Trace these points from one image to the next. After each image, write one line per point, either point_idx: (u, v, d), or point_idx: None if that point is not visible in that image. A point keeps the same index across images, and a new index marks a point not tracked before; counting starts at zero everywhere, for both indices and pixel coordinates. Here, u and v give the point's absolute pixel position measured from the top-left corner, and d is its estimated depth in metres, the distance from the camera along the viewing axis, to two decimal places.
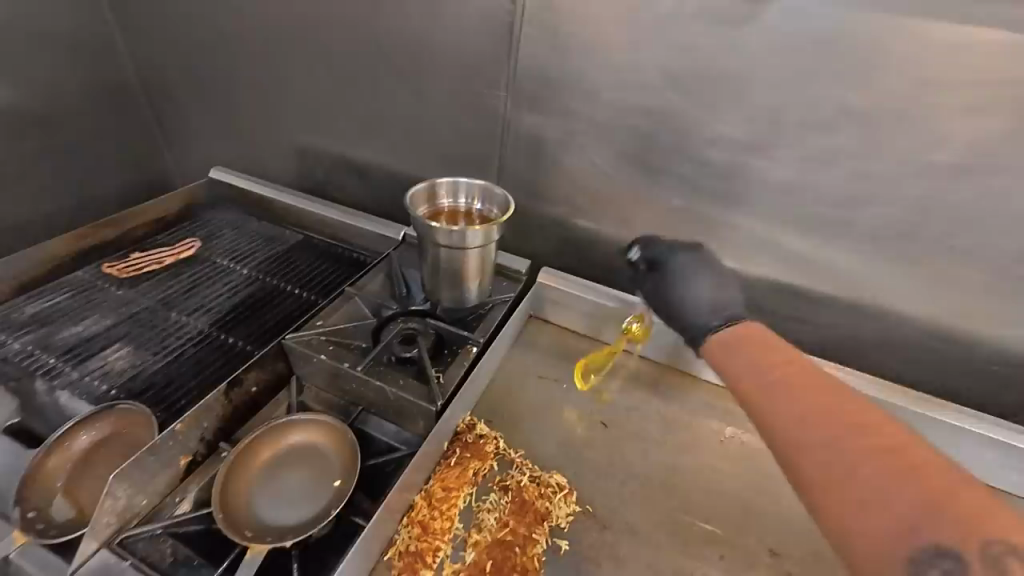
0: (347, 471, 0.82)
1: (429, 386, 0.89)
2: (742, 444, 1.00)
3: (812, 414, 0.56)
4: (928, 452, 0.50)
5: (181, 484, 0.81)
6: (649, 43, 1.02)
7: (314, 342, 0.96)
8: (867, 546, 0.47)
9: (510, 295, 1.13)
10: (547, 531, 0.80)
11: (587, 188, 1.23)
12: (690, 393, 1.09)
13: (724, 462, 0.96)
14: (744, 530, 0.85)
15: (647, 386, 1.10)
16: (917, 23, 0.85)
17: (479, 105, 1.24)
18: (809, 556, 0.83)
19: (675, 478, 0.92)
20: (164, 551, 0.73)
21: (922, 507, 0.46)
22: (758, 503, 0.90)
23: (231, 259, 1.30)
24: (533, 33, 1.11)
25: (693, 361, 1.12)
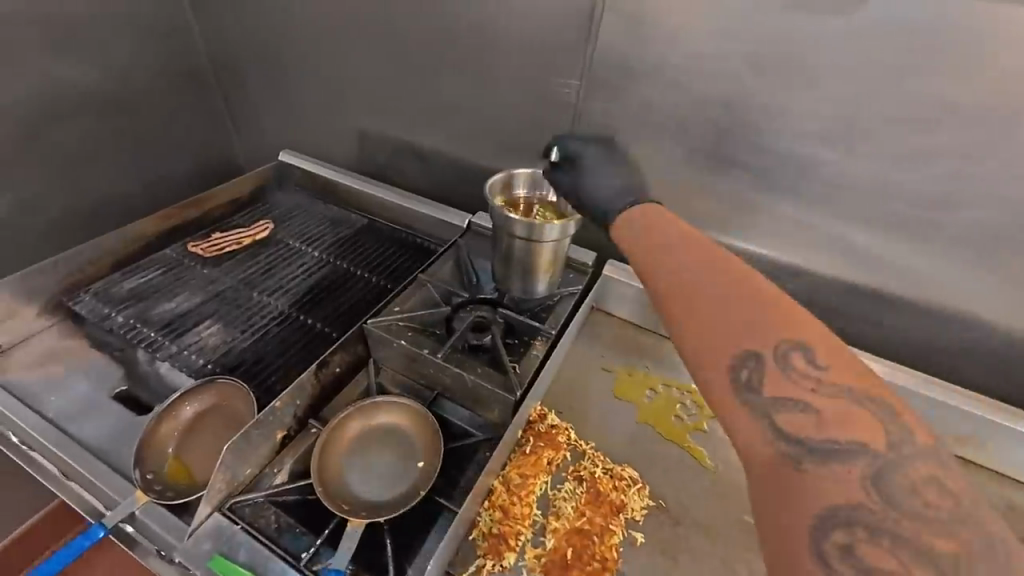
0: (431, 454, 0.86)
1: (506, 375, 0.91)
2: None
3: (695, 261, 0.65)
4: (760, 290, 0.59)
5: (277, 457, 0.86)
6: (737, 31, 0.97)
7: (393, 327, 1.00)
8: (707, 357, 0.57)
9: (578, 288, 1.14)
10: (622, 523, 0.82)
11: (657, 181, 1.21)
12: None
13: None
14: None
15: None
16: None
17: (550, 93, 1.23)
18: None
19: (746, 478, 0.92)
20: (268, 517, 0.79)
21: (747, 326, 0.56)
22: None
23: (302, 242, 1.35)
24: (613, 21, 1.08)
25: None
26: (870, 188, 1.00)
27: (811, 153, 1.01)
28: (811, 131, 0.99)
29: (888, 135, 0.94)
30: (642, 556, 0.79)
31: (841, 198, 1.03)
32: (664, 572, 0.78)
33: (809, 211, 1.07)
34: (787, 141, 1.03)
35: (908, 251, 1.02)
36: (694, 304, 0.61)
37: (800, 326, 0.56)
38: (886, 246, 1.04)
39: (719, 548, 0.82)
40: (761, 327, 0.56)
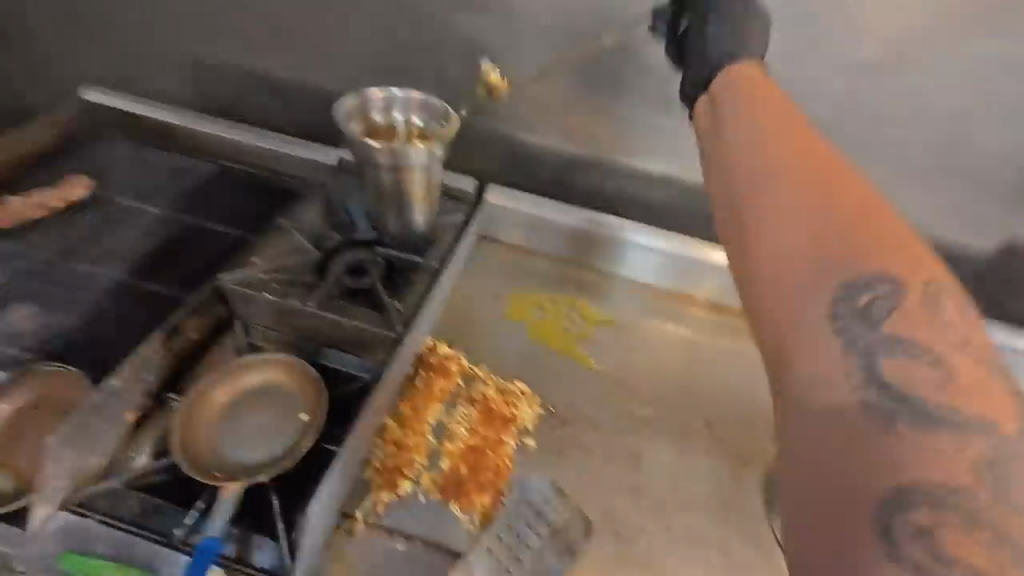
0: (313, 407, 0.81)
1: (387, 314, 0.87)
2: (684, 338, 1.09)
3: (799, 169, 0.59)
4: (907, 239, 0.54)
5: (133, 439, 0.77)
6: None
7: (255, 282, 0.89)
8: (771, 273, 0.55)
9: (460, 217, 1.10)
10: (515, 433, 0.87)
11: (532, 99, 1.19)
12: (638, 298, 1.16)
13: (667, 353, 1.06)
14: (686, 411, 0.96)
15: (598, 295, 1.15)
16: None
17: (414, 10, 1.16)
18: (739, 423, 0.96)
19: (626, 374, 1.01)
20: (131, 503, 0.72)
21: (856, 240, 0.53)
22: (697, 386, 1.01)
23: (136, 199, 1.14)
24: None
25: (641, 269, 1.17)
26: None
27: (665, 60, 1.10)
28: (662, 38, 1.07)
29: None
30: (536, 458, 0.85)
31: None
32: (557, 467, 0.85)
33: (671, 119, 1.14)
34: (645, 48, 1.10)
35: None
36: (801, 216, 0.56)
37: (841, 241, 0.54)
38: None
39: (603, 437, 0.90)
40: (890, 255, 0.53)
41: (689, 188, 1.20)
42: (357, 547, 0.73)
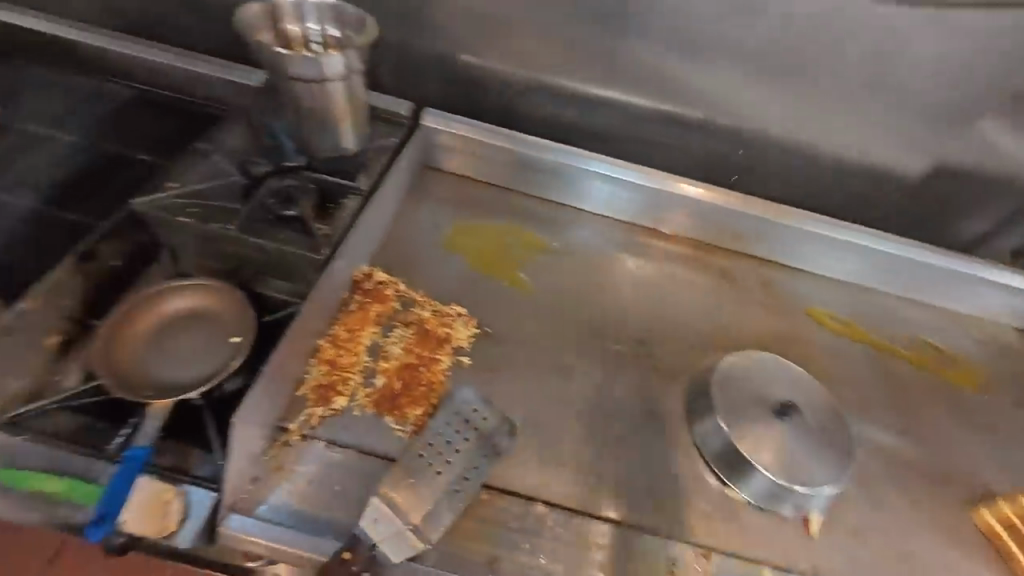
0: (240, 328, 0.81)
1: (313, 237, 0.86)
2: (620, 265, 1.11)
3: None
4: None
5: (60, 363, 0.77)
6: None
7: (174, 207, 0.87)
8: None
9: (394, 141, 1.06)
10: (450, 351, 0.90)
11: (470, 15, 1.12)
12: (578, 226, 1.16)
13: (602, 279, 1.08)
14: (617, 331, 1.00)
15: (540, 224, 1.15)
16: None
17: None
18: (668, 341, 1.01)
19: (561, 298, 1.04)
20: (60, 424, 0.72)
21: None
22: (629, 307, 1.05)
23: (46, 126, 1.07)
24: None
25: (582, 195, 1.18)
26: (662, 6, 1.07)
27: None
28: None
29: None
30: (469, 373, 0.88)
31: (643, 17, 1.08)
32: (488, 383, 0.88)
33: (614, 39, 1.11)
34: None
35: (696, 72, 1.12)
36: None
37: None
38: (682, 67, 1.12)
39: (536, 355, 0.93)
40: None
41: (635, 114, 1.19)
42: (293, 455, 0.77)
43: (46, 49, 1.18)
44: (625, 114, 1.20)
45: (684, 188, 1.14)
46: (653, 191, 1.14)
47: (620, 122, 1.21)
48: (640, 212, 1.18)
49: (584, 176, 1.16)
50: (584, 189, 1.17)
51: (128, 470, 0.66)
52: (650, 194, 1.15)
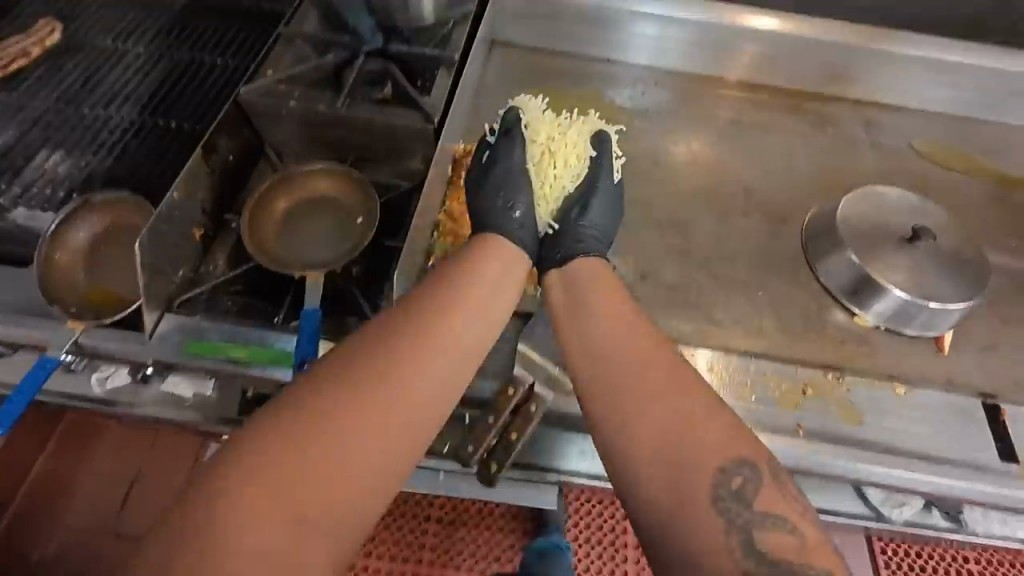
0: (369, 207, 0.84)
1: (421, 108, 0.84)
2: (741, 118, 1.10)
3: None
4: None
5: (210, 254, 0.82)
6: None
7: (274, 91, 0.85)
8: None
9: (469, 8, 0.99)
10: (563, 216, 0.90)
11: None
12: (711, 93, 1.12)
13: (739, 132, 1.08)
14: (758, 185, 1.00)
15: (673, 96, 1.11)
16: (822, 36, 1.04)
17: None
18: (800, 193, 1.00)
19: (720, 147, 1.05)
20: (227, 306, 0.77)
21: None
22: (747, 153, 1.05)
23: (115, 40, 1.05)
24: None
25: (717, 53, 1.10)
26: None
27: None
28: None
29: None
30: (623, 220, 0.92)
31: None
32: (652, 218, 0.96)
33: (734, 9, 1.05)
34: None
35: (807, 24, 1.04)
36: None
37: None
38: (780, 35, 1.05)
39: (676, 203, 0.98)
40: None
41: None
42: None
43: None
44: None
45: (747, 18, 1.05)
46: (709, 25, 1.05)
47: None
48: (696, 54, 1.11)
49: (623, 27, 1.08)
50: (603, 33, 1.10)
51: (309, 326, 0.71)
52: (706, 28, 1.06)
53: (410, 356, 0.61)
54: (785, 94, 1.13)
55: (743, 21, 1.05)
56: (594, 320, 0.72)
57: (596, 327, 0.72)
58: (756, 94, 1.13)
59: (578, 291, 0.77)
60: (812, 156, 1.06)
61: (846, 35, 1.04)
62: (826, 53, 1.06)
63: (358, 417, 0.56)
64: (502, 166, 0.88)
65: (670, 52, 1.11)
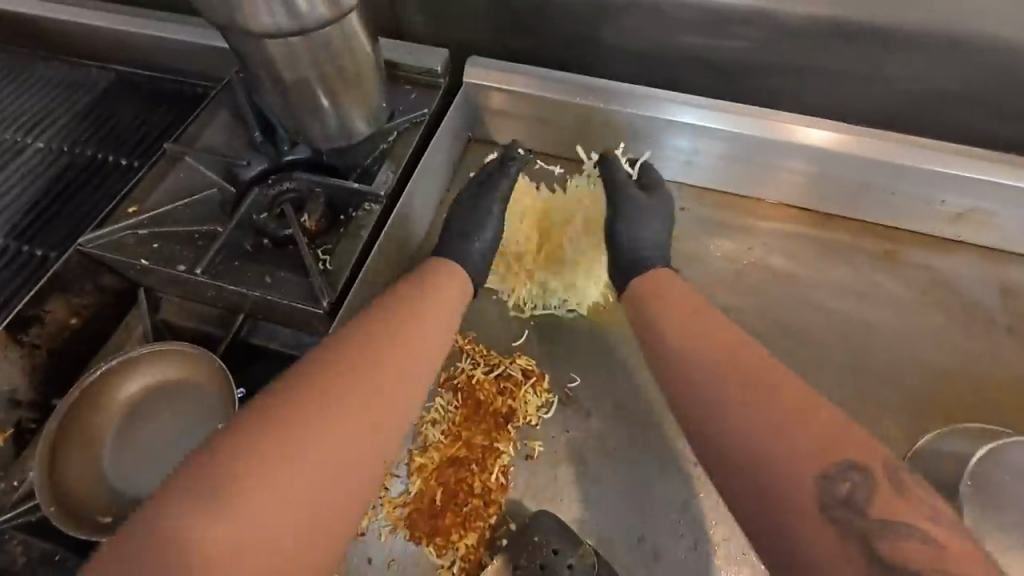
0: (229, 411, 0.59)
1: (312, 278, 0.60)
2: (802, 264, 0.76)
3: None
4: None
5: (19, 461, 0.61)
6: None
7: (130, 243, 0.64)
8: None
9: (423, 112, 0.74)
10: (512, 435, 0.61)
11: None
12: (761, 224, 0.80)
13: (803, 288, 0.74)
14: (820, 384, 0.67)
15: (703, 225, 0.80)
16: (926, 166, 0.71)
17: None
18: (887, 401, 0.66)
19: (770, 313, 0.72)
20: (12, 553, 0.56)
21: None
22: (808, 325, 0.72)
23: (14, 131, 0.89)
24: None
25: (772, 173, 0.78)
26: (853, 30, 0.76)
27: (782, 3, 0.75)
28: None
29: None
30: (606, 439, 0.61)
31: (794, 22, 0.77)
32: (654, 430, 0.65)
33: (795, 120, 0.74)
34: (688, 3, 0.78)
35: (898, 148, 0.72)
36: None
37: None
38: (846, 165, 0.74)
39: None
40: None
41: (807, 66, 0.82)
42: None
43: (11, 34, 0.98)
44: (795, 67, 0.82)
45: (802, 130, 0.74)
46: (748, 139, 0.75)
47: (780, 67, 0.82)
48: (738, 172, 0.79)
49: (634, 133, 0.79)
50: (609, 139, 0.81)
51: None
52: (743, 143, 0.76)
53: (387, 358, 0.52)
54: (869, 231, 0.79)
55: (797, 135, 0.73)
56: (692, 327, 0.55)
57: (694, 348, 0.53)
58: (826, 229, 0.79)
59: (665, 302, 0.59)
60: (909, 332, 0.71)
61: (955, 168, 0.71)
62: (935, 180, 0.72)
63: (334, 392, 0.47)
64: (460, 227, 0.68)
65: (700, 167, 0.81)
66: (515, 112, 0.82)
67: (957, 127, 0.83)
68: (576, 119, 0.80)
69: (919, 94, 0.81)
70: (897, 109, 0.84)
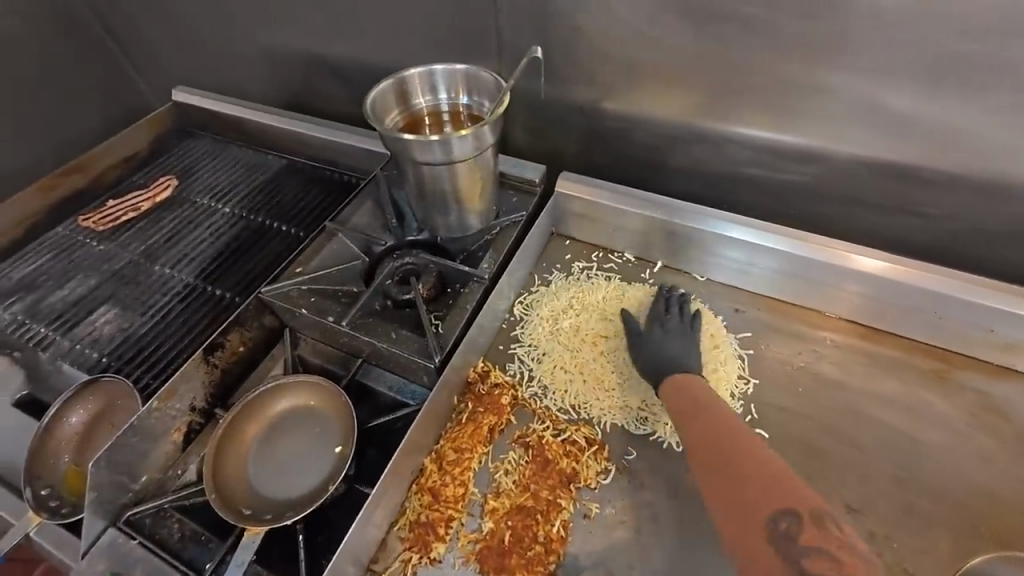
0: (348, 437, 0.74)
1: (427, 338, 0.76)
2: (849, 373, 0.83)
3: None
4: None
5: (184, 455, 0.77)
6: (664, 10, 0.84)
7: (295, 294, 0.84)
8: None
9: (522, 214, 0.93)
10: (573, 493, 0.70)
11: (633, 91, 0.97)
12: (812, 332, 0.88)
13: (846, 393, 0.81)
14: (862, 488, 0.72)
15: (755, 326, 0.89)
16: (970, 298, 0.78)
17: None
18: (935, 515, 0.69)
19: (813, 416, 0.79)
20: (172, 527, 0.71)
21: None
22: (854, 431, 0.77)
23: (212, 198, 1.18)
24: (519, 6, 0.94)
25: (819, 289, 0.88)
26: (889, 172, 0.88)
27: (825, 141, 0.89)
28: (803, 143, 0.91)
29: (881, 117, 0.83)
30: (656, 510, 0.69)
31: (835, 160, 0.91)
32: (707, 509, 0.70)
33: (842, 245, 0.86)
34: (741, 142, 0.95)
35: (939, 278, 0.81)
36: None
37: None
38: (894, 289, 0.82)
39: None
40: None
41: (851, 196, 0.94)
42: None
43: (218, 126, 1.32)
44: (839, 197, 0.95)
45: (857, 257, 0.84)
46: (802, 260, 0.85)
47: (826, 196, 0.96)
48: (788, 283, 0.90)
49: (696, 241, 0.93)
50: (674, 245, 0.95)
51: None
52: (794, 262, 0.87)
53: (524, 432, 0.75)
54: (920, 350, 0.84)
55: (835, 256, 0.84)
56: (698, 412, 0.68)
57: (708, 424, 0.66)
58: (877, 345, 0.86)
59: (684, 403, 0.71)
60: (962, 454, 0.74)
61: (1002, 302, 0.77)
62: (979, 312, 0.78)
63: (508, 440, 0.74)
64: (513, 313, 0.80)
65: (756, 277, 0.92)
66: (593, 216, 0.98)
67: (1000, 262, 0.91)
68: (645, 227, 0.95)
69: (956, 228, 0.90)
70: (936, 237, 0.93)
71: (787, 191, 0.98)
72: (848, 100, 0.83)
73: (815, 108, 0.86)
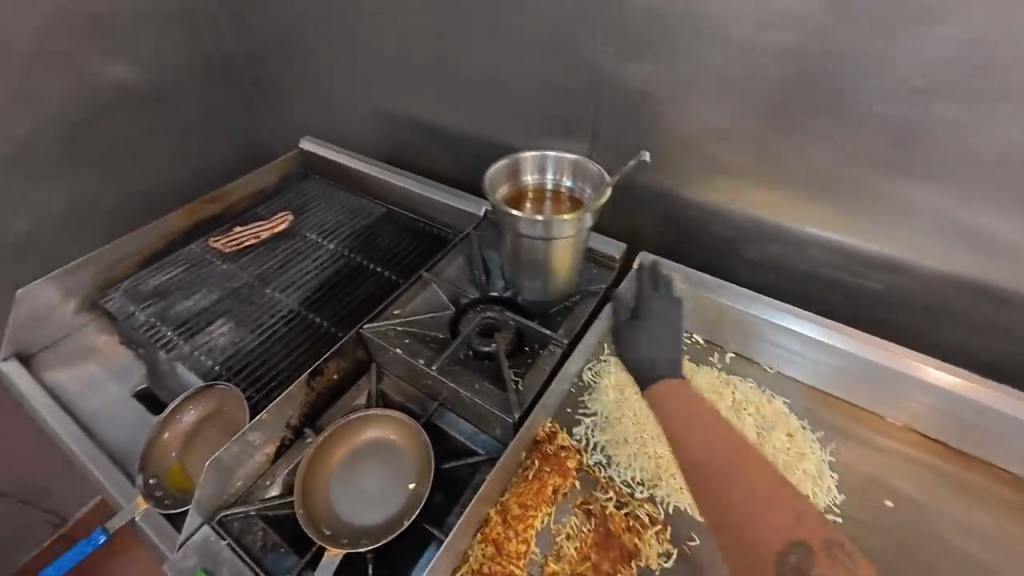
0: (422, 477, 0.79)
1: (507, 393, 0.82)
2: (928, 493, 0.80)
3: None
4: None
5: (272, 468, 0.85)
6: (755, 121, 0.93)
7: (391, 334, 0.93)
8: None
9: (602, 287, 1.00)
10: (633, 571, 0.72)
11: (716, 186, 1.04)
12: (888, 443, 0.86)
13: (923, 513, 0.78)
14: None
15: (826, 427, 0.89)
16: None
17: (579, 82, 1.08)
18: None
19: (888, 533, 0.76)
20: (255, 534, 0.77)
21: None
22: (933, 558, 0.74)
23: (320, 234, 1.33)
24: (618, 104, 1.06)
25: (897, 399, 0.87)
26: (973, 291, 0.89)
27: (906, 254, 0.92)
28: (883, 252, 0.94)
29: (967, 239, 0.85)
30: None
31: (916, 273, 0.93)
32: None
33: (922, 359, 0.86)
34: (818, 243, 0.99)
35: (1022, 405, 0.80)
36: None
37: None
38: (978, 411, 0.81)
39: None
40: None
41: (932, 309, 0.95)
42: None
43: (332, 172, 1.51)
44: (918, 308, 0.96)
45: (937, 373, 0.84)
46: (880, 368, 0.86)
47: (905, 305, 0.97)
48: (864, 388, 0.90)
49: (769, 333, 0.95)
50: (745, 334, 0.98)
51: None
52: (866, 366, 0.87)
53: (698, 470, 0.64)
54: (1006, 480, 0.81)
55: (915, 368, 0.84)
56: (683, 414, 0.69)
57: (708, 428, 0.66)
58: (955, 465, 0.83)
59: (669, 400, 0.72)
60: None
61: None
62: None
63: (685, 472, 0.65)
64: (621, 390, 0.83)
65: (830, 376, 0.92)
66: None
67: None
68: (719, 313, 0.99)
69: None
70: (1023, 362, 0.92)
71: (864, 295, 1.00)
72: (932, 215, 0.86)
73: (899, 222, 0.90)
